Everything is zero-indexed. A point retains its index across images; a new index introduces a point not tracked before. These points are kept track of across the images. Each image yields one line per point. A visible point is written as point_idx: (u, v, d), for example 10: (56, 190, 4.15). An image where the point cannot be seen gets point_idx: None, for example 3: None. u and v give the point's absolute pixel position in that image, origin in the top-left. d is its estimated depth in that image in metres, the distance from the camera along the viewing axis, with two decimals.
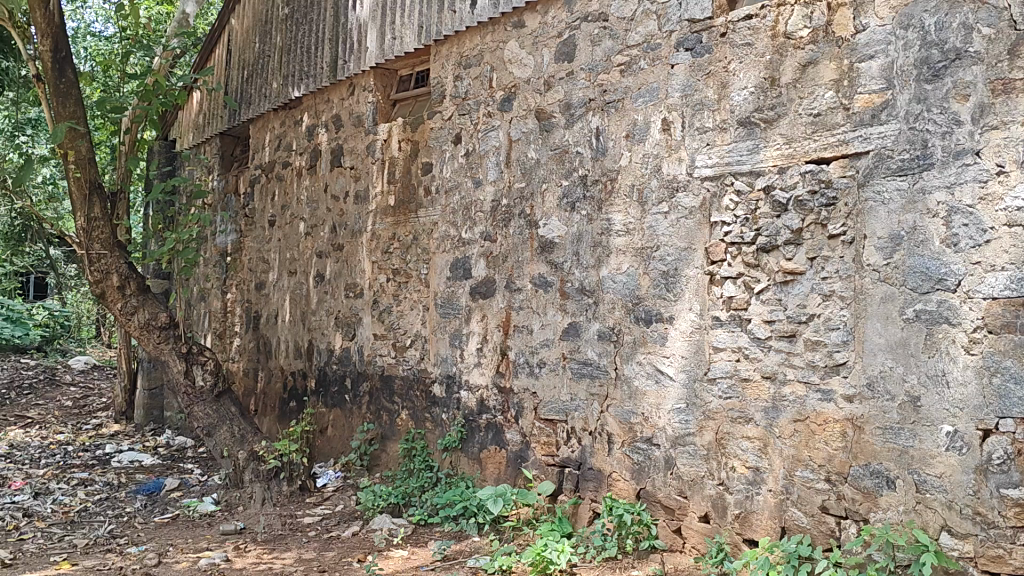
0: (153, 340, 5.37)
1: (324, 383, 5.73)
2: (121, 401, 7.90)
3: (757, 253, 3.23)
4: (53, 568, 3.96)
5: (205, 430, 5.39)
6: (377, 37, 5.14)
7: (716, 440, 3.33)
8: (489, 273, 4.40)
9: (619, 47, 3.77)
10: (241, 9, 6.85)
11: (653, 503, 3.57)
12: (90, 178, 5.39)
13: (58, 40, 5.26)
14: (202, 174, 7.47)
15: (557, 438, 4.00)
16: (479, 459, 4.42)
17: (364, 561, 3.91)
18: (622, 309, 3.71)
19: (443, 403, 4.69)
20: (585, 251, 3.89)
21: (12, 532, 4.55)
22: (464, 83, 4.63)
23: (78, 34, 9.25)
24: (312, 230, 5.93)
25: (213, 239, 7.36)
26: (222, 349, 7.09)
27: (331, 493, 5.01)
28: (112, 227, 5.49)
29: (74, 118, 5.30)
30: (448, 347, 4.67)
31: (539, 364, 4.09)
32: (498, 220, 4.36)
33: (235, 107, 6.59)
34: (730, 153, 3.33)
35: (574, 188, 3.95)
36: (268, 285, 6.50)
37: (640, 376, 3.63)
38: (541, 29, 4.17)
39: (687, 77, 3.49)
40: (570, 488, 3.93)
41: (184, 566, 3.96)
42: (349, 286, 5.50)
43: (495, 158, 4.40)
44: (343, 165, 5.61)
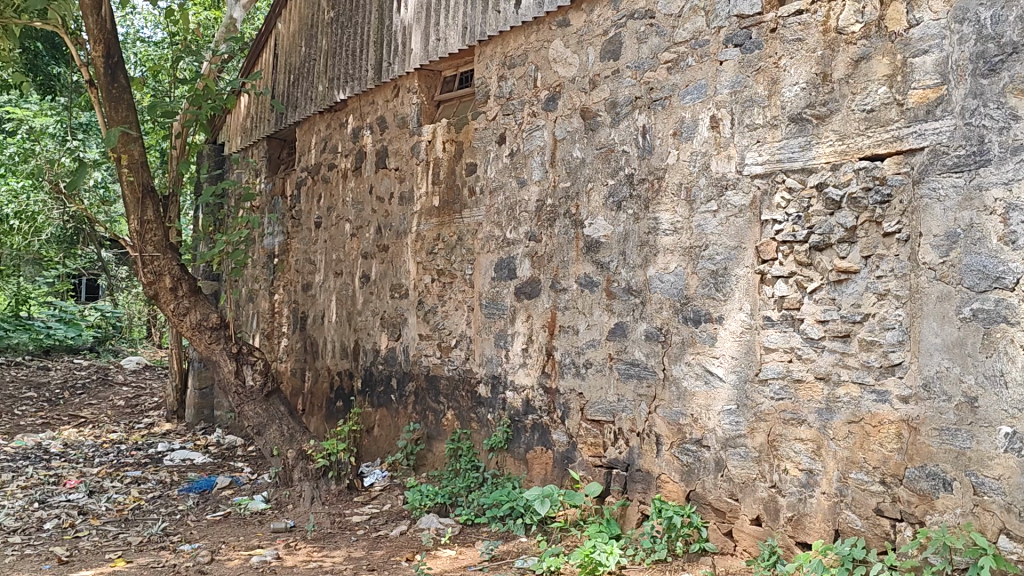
0: (204, 340, 5.45)
1: (371, 383, 5.76)
2: (172, 401, 8.04)
3: (810, 252, 3.18)
4: (108, 565, 4.03)
5: (255, 430, 5.46)
6: (421, 38, 5.16)
7: (768, 442, 3.28)
8: (534, 273, 4.39)
9: (667, 44, 3.74)
10: (288, 13, 6.92)
11: (704, 505, 3.53)
12: (143, 182, 5.49)
13: (110, 46, 5.36)
14: (250, 176, 7.57)
15: (604, 439, 3.97)
16: (526, 460, 4.41)
17: (412, 561, 3.92)
18: (670, 309, 3.68)
19: (489, 403, 4.69)
20: (632, 250, 3.86)
21: (68, 529, 4.64)
22: (508, 83, 4.62)
23: (129, 41, 9.53)
24: (358, 232, 5.97)
25: (261, 241, 7.45)
26: (270, 349, 7.17)
27: (378, 493, 5.04)
28: (164, 229, 5.58)
29: (127, 123, 5.40)
30: (493, 347, 4.67)
31: (586, 364, 4.07)
32: (544, 219, 4.35)
33: (281, 110, 6.66)
34: (781, 151, 3.28)
35: (620, 187, 3.93)
36: (314, 286, 6.56)
37: (688, 376, 3.59)
38: (585, 28, 4.15)
39: (736, 73, 3.45)
40: (618, 490, 3.90)
41: (235, 564, 4.00)
42: (395, 287, 5.52)
43: (540, 158, 4.39)
44: (387, 166, 5.64)
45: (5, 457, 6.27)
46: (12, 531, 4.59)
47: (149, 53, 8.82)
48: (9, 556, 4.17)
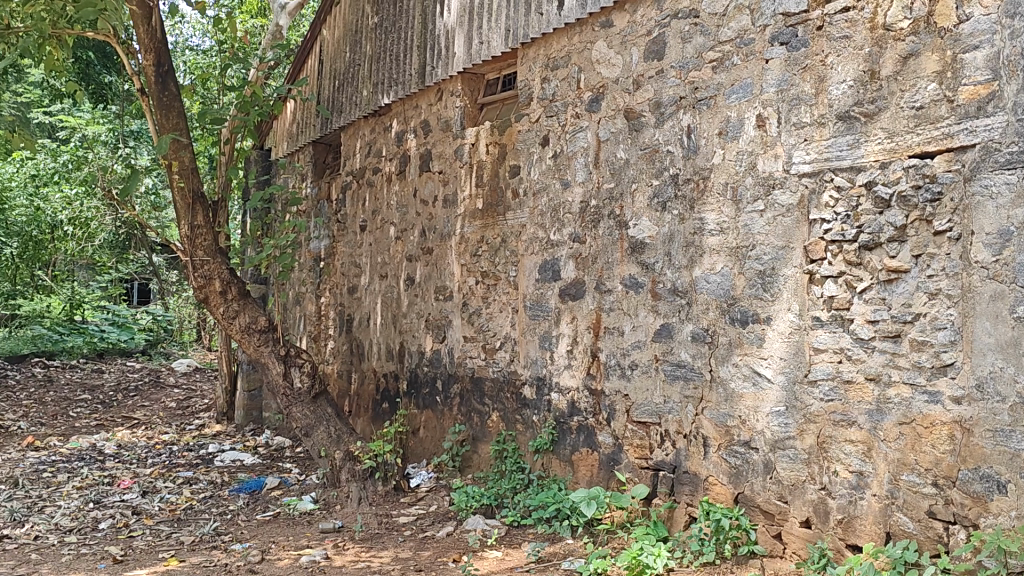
0: (253, 343, 5.54)
1: (416, 384, 5.80)
2: (222, 402, 8.17)
3: (859, 251, 3.14)
4: (162, 564, 4.11)
5: (303, 431, 5.53)
6: (465, 42, 5.18)
7: (818, 443, 3.24)
8: (578, 274, 4.39)
9: (711, 43, 3.71)
10: (333, 19, 6.99)
11: (752, 508, 3.50)
12: (193, 188, 5.59)
13: (160, 55, 5.47)
14: (297, 181, 7.65)
15: (651, 440, 3.95)
16: (571, 462, 4.40)
17: (459, 561, 3.95)
18: (717, 309, 3.65)
19: (534, 405, 4.69)
20: (677, 250, 3.84)
21: (122, 529, 4.74)
22: (552, 85, 4.62)
23: (178, 49, 9.79)
24: (402, 235, 6.02)
25: (307, 244, 7.54)
26: (317, 352, 7.25)
27: (424, 494, 5.07)
28: (214, 234, 5.68)
29: (177, 130, 5.50)
30: (538, 348, 4.67)
31: (631, 366, 4.06)
32: (588, 221, 4.34)
33: (326, 115, 6.74)
34: (829, 149, 3.24)
35: (665, 187, 3.91)
36: (360, 288, 6.62)
37: (736, 378, 3.56)
38: (629, 28, 4.14)
39: (783, 72, 3.42)
40: (665, 492, 3.88)
41: (285, 564, 4.06)
42: (439, 290, 5.55)
43: (584, 159, 4.38)
44: (431, 169, 5.67)
45: (61, 458, 6.44)
46: (69, 530, 4.70)
47: (198, 62, 9.01)
48: (66, 555, 4.27)
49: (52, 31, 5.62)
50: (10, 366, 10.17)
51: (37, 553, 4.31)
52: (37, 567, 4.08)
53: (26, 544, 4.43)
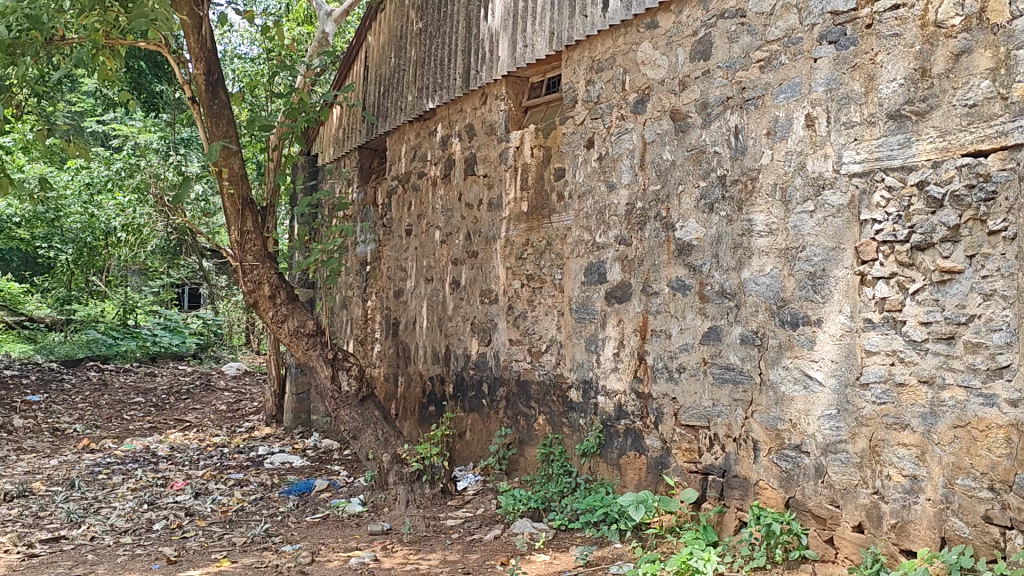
0: (302, 347, 5.61)
1: (462, 388, 5.82)
2: (271, 405, 8.27)
3: (912, 252, 3.09)
4: (215, 564, 4.17)
5: (351, 434, 5.58)
6: (509, 46, 5.19)
7: (870, 447, 3.19)
8: (624, 277, 4.37)
9: (759, 43, 3.67)
10: (378, 25, 7.05)
11: (803, 512, 3.45)
12: (242, 194, 5.68)
13: (210, 64, 5.56)
14: (343, 187, 7.72)
15: (699, 444, 3.92)
16: (619, 465, 4.37)
17: (507, 564, 3.96)
18: (767, 312, 3.60)
19: (581, 408, 4.67)
20: (725, 252, 3.81)
21: (176, 530, 4.83)
22: (596, 87, 4.61)
23: (227, 57, 9.96)
24: (448, 238, 6.04)
25: (353, 248, 7.60)
26: (364, 355, 7.31)
27: (472, 497, 5.09)
28: (263, 239, 5.76)
29: (226, 137, 5.59)
30: (584, 352, 4.66)
31: (679, 369, 4.03)
32: (634, 223, 4.33)
33: (372, 120, 6.79)
34: (880, 148, 3.19)
35: (712, 189, 3.88)
36: (406, 292, 6.66)
37: (786, 381, 3.51)
38: (674, 29, 4.11)
39: (832, 70, 3.37)
40: (714, 496, 3.84)
41: (334, 565, 4.10)
42: (485, 293, 5.57)
43: (629, 161, 4.36)
44: (476, 173, 5.69)
45: (117, 460, 6.58)
46: (124, 531, 4.79)
47: (246, 70, 9.16)
48: (121, 555, 4.36)
49: (105, 42, 5.75)
50: (66, 370, 10.42)
51: (93, 553, 4.41)
52: (93, 567, 4.17)
53: (82, 545, 4.53)
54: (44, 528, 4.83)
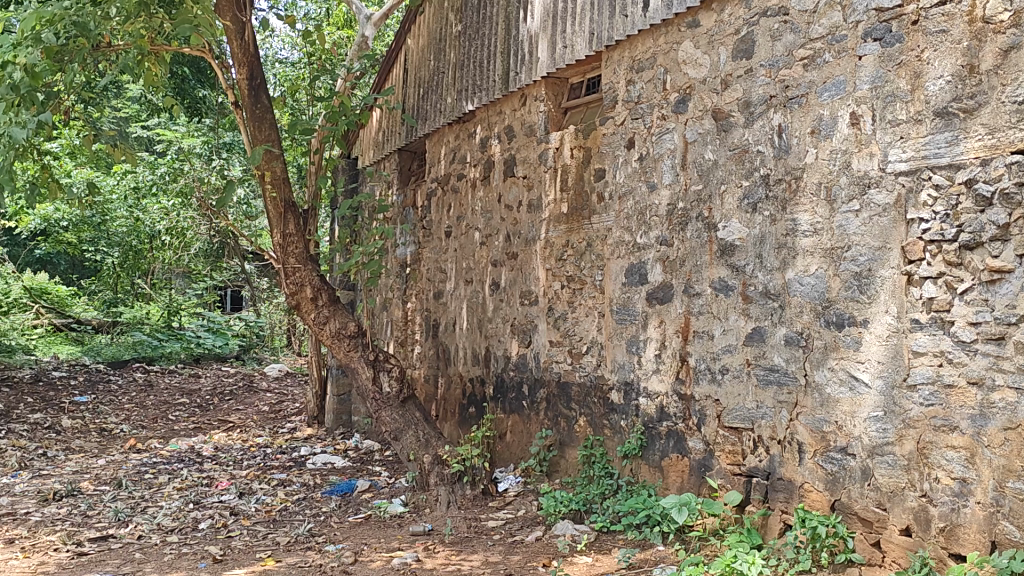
0: (343, 348, 5.65)
1: (502, 389, 5.82)
2: (313, 406, 8.35)
3: (960, 251, 3.04)
4: (260, 564, 4.21)
5: (392, 435, 5.61)
6: (549, 47, 5.18)
7: (918, 450, 3.13)
8: (666, 278, 4.34)
9: (802, 41, 3.63)
10: (417, 28, 7.09)
11: (850, 515, 3.39)
12: (285, 197, 5.74)
13: (253, 69, 5.63)
14: (384, 189, 7.76)
15: (743, 446, 3.87)
16: (661, 467, 4.34)
17: (549, 566, 3.95)
18: (812, 312, 3.55)
19: (622, 409, 4.65)
20: (769, 252, 3.76)
21: (221, 529, 4.89)
22: (636, 87, 4.59)
23: (269, 62, 10.10)
24: (487, 240, 6.05)
25: (394, 250, 7.65)
26: (405, 356, 7.35)
27: (512, 498, 5.09)
28: (305, 242, 5.81)
29: (269, 141, 5.66)
30: (625, 353, 4.63)
31: (722, 370, 3.99)
32: (675, 223, 4.30)
33: (412, 123, 6.83)
34: (926, 147, 3.14)
35: (756, 188, 3.84)
36: (446, 293, 6.68)
37: (832, 383, 3.46)
38: (716, 28, 4.08)
39: (877, 68, 3.32)
40: (759, 499, 3.80)
41: (377, 565, 4.12)
42: (524, 294, 5.57)
43: (670, 161, 4.34)
44: (516, 174, 5.69)
45: (163, 460, 6.69)
46: (170, 530, 4.86)
47: (287, 74, 9.27)
48: (168, 554, 4.41)
49: (150, 47, 5.85)
50: (112, 371, 10.61)
51: (140, 552, 4.47)
52: (141, 566, 4.23)
53: (130, 544, 4.60)
54: (93, 527, 4.91)
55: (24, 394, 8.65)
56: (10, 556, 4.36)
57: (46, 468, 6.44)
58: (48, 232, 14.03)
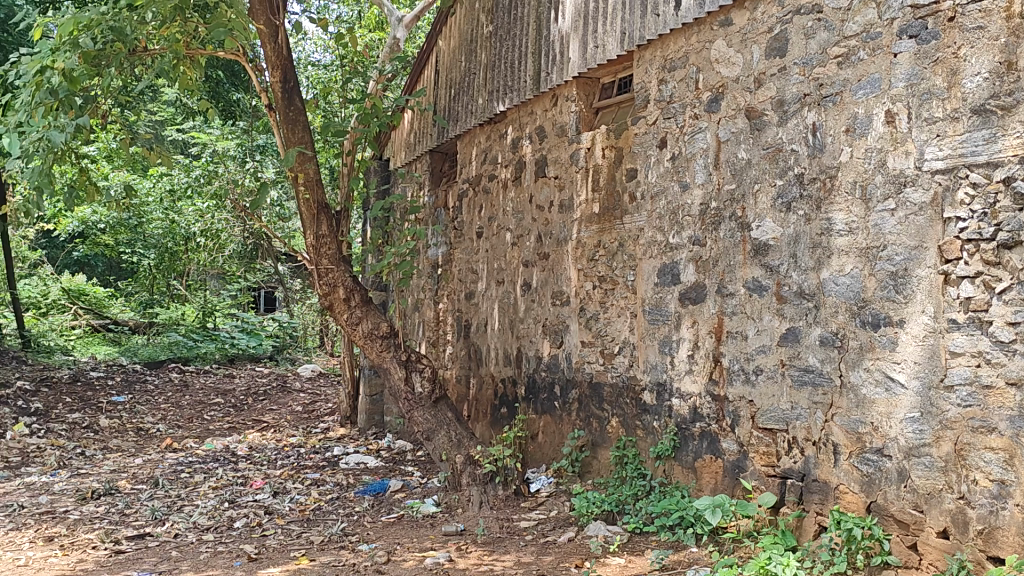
0: (376, 349, 5.68)
1: (534, 390, 5.82)
2: (346, 407, 8.40)
3: (998, 250, 3.01)
4: (293, 563, 4.24)
5: (425, 435, 5.63)
6: (580, 47, 5.17)
7: (955, 451, 3.09)
8: (699, 278, 4.32)
9: (836, 39, 3.59)
10: (449, 29, 7.11)
11: (886, 517, 3.35)
12: (318, 199, 5.78)
13: (286, 72, 5.67)
14: (415, 190, 7.79)
15: (777, 448, 3.84)
16: (694, 469, 4.32)
17: (582, 567, 3.94)
18: (847, 312, 3.52)
19: (654, 410, 4.62)
20: (804, 252, 3.73)
21: (256, 528, 4.93)
22: (669, 87, 4.57)
23: (302, 65, 10.19)
24: (519, 240, 6.05)
25: (425, 252, 7.67)
26: (437, 357, 7.38)
27: (545, 498, 5.09)
28: (337, 243, 5.85)
29: (302, 144, 5.70)
30: (657, 354, 4.61)
31: (756, 371, 3.96)
32: (708, 223, 4.27)
33: (443, 124, 6.84)
34: (964, 145, 3.11)
35: (789, 187, 3.80)
36: (477, 294, 6.70)
37: (868, 383, 3.42)
38: (749, 26, 4.05)
39: (912, 66, 3.28)
40: (794, 500, 3.76)
41: (410, 565, 4.14)
42: (556, 295, 5.56)
43: (703, 160, 4.31)
44: (547, 175, 5.68)
45: (198, 459, 6.77)
46: (206, 529, 4.91)
47: (320, 77, 9.35)
48: (204, 552, 4.46)
49: (186, 51, 5.91)
50: (149, 371, 10.75)
51: (177, 550, 4.53)
52: (178, 564, 4.28)
53: (166, 542, 4.66)
54: (130, 525, 4.98)
55: (63, 394, 8.80)
56: (51, 553, 4.44)
57: (84, 466, 6.53)
58: (86, 235, 14.28)
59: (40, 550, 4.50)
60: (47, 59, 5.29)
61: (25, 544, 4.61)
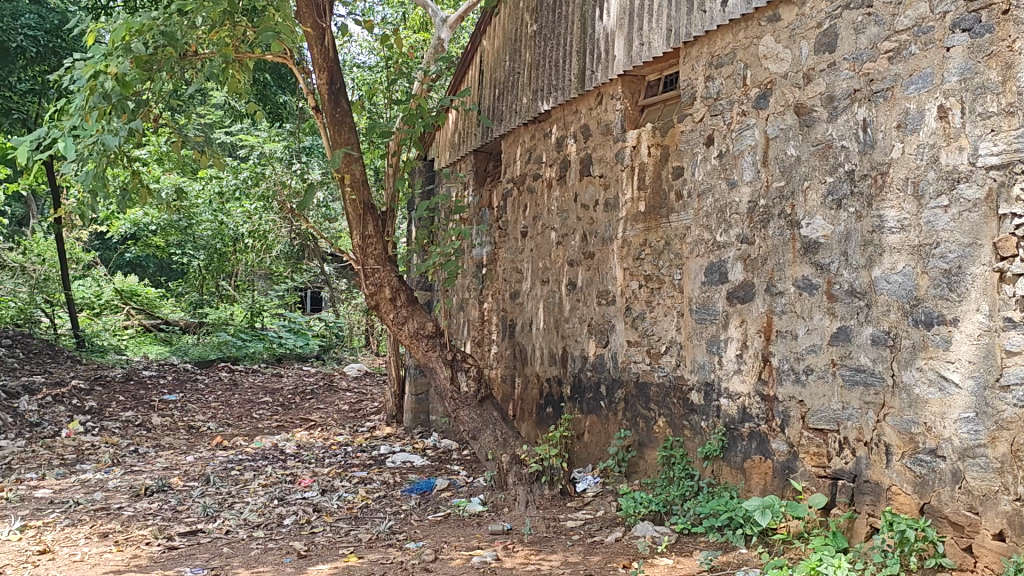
0: (422, 348, 5.71)
1: (580, 389, 5.80)
2: (392, 406, 8.45)
3: None
4: (343, 560, 4.28)
5: (471, 434, 5.66)
6: (625, 44, 5.14)
7: (1012, 452, 3.02)
8: (747, 276, 4.27)
9: (887, 33, 3.53)
10: (493, 29, 7.11)
11: (940, 518, 3.28)
12: (364, 200, 5.82)
13: (332, 73, 5.72)
14: (460, 190, 7.81)
15: (828, 448, 3.78)
16: (743, 469, 4.27)
17: (629, 567, 3.92)
18: (899, 311, 3.45)
19: (702, 410, 4.58)
20: (855, 250, 3.67)
21: (305, 525, 4.99)
22: (716, 83, 4.52)
23: (347, 68, 10.29)
24: (564, 240, 6.03)
25: (470, 251, 7.69)
26: (482, 356, 7.40)
27: (591, 498, 5.08)
28: (384, 243, 5.88)
29: (349, 145, 5.75)
30: (705, 353, 4.57)
31: (806, 371, 3.90)
32: (757, 221, 4.22)
33: (488, 123, 6.86)
34: (1020, 139, 3.04)
35: (840, 184, 3.74)
36: (522, 294, 6.70)
37: (920, 383, 3.35)
38: (798, 21, 3.99)
39: (966, 60, 3.21)
40: (845, 501, 3.70)
41: (457, 564, 4.15)
42: (602, 294, 5.54)
43: (751, 158, 4.26)
44: (592, 173, 5.66)
45: (248, 457, 6.86)
46: (257, 525, 4.98)
47: (365, 79, 9.44)
48: (255, 549, 4.52)
49: (235, 55, 5.98)
50: (199, 370, 10.93)
51: (229, 546, 4.59)
52: (229, 560, 4.34)
53: (218, 538, 4.73)
54: (183, 521, 5.07)
55: (116, 393, 8.97)
56: (106, 549, 4.53)
57: (137, 464, 6.66)
58: (138, 237, 14.58)
59: (96, 546, 4.60)
60: (101, 63, 5.40)
61: (81, 540, 4.71)
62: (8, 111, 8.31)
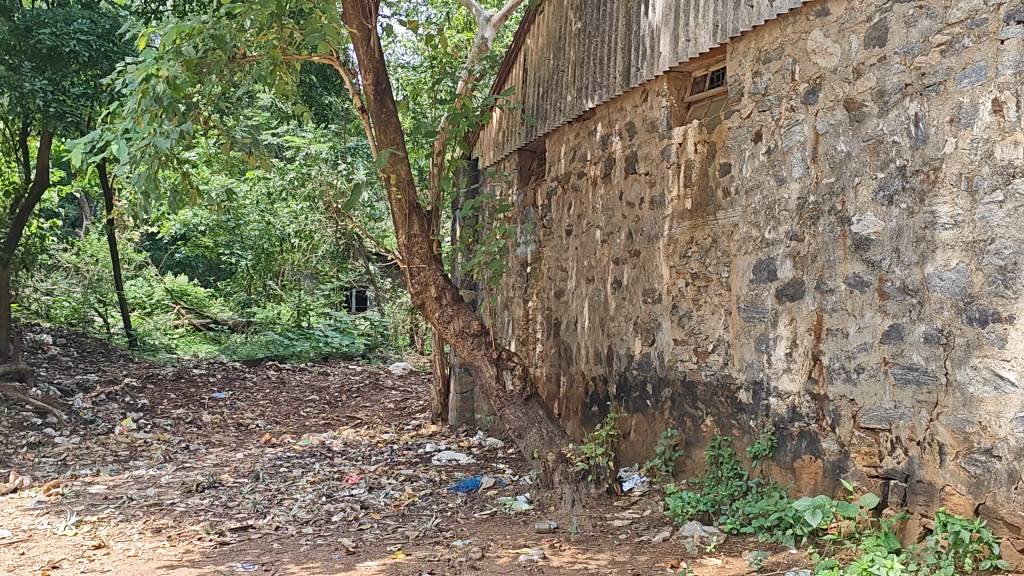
0: (467, 347, 5.72)
1: (626, 388, 5.77)
2: (437, 404, 8.49)
3: None
4: (391, 556, 4.32)
5: (517, 432, 5.67)
6: (671, 41, 5.11)
7: None
8: (796, 274, 4.21)
9: (939, 26, 3.46)
10: (537, 28, 7.10)
11: (995, 520, 3.21)
12: (410, 199, 5.84)
13: (378, 74, 5.76)
14: (504, 189, 7.83)
15: (880, 448, 3.72)
16: (793, 469, 4.21)
17: (677, 567, 3.89)
18: (952, 308, 3.38)
19: (751, 409, 4.53)
20: (907, 246, 3.60)
21: (353, 522, 5.03)
22: (763, 79, 4.47)
23: (392, 69, 10.36)
24: (609, 238, 6.01)
25: (514, 250, 7.71)
26: (527, 355, 7.40)
27: (638, 498, 5.05)
28: (429, 241, 5.90)
29: (394, 145, 5.79)
30: (753, 352, 4.52)
31: (857, 370, 3.84)
32: (806, 218, 4.16)
33: (532, 121, 6.86)
34: None
35: (891, 179, 3.68)
36: (567, 292, 6.69)
37: (975, 381, 3.28)
38: (847, 15, 3.92)
39: (1021, 52, 3.14)
40: (897, 502, 3.64)
41: (504, 561, 4.16)
42: (647, 293, 5.51)
43: (800, 154, 4.20)
44: (637, 171, 5.63)
45: (296, 454, 6.95)
46: (305, 522, 5.04)
47: (410, 79, 9.49)
48: (304, 545, 4.57)
49: (283, 57, 6.06)
50: (247, 368, 11.09)
51: (278, 542, 4.65)
52: (279, 555, 4.39)
53: (268, 534, 4.80)
54: (233, 517, 5.14)
55: (168, 391, 9.14)
56: (159, 544, 4.62)
57: (188, 460, 6.78)
58: (187, 237, 14.83)
59: (149, 541, 4.69)
60: (152, 67, 5.50)
61: (136, 534, 4.80)
62: (62, 115, 8.49)
